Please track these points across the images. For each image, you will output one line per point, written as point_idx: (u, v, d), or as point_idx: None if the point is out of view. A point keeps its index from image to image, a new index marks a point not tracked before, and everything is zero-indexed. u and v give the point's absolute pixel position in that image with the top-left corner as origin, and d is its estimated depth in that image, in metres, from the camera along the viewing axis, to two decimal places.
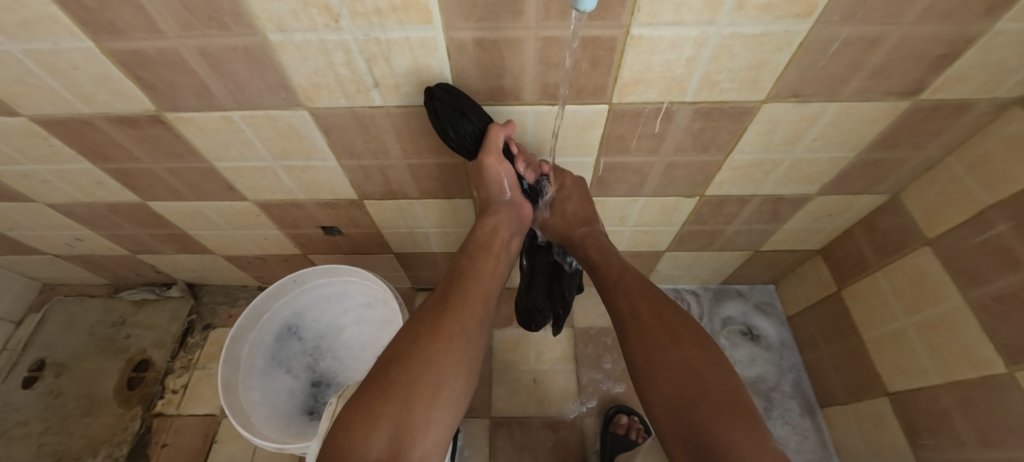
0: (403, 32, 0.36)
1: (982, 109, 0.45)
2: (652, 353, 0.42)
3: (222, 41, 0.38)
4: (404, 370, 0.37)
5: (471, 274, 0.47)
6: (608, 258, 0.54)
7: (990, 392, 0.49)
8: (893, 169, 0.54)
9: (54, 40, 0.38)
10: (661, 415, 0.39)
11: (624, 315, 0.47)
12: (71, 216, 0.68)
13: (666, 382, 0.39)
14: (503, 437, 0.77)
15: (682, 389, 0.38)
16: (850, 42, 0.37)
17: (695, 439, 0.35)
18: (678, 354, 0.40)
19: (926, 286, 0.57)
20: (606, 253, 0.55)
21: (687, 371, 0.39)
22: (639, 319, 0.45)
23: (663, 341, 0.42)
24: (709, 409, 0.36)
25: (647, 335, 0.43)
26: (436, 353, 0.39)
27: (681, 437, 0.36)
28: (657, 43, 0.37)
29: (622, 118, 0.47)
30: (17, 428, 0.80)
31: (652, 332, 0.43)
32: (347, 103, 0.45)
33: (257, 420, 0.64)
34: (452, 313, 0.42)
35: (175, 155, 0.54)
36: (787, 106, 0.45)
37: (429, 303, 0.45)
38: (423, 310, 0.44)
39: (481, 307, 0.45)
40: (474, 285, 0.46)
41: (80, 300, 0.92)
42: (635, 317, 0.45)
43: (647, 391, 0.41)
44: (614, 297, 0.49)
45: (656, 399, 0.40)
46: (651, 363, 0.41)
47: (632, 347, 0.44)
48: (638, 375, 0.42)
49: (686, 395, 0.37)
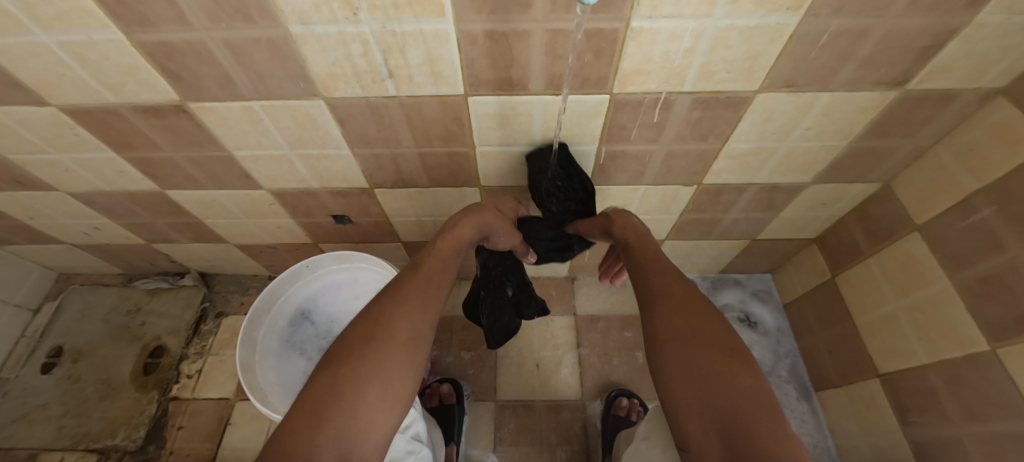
0: (418, 25, 0.39)
1: (967, 99, 0.47)
2: (684, 328, 0.41)
3: (247, 33, 0.40)
4: (356, 368, 0.37)
5: (428, 271, 0.48)
6: (644, 245, 0.52)
7: (974, 369, 0.51)
8: (884, 158, 0.57)
9: (88, 32, 0.40)
10: (683, 388, 0.38)
11: (655, 292, 0.46)
12: (90, 205, 0.70)
13: (695, 355, 0.39)
14: (507, 419, 0.80)
15: (711, 364, 0.37)
16: (838, 34, 0.40)
17: (719, 413, 0.34)
18: (709, 334, 0.40)
19: (916, 270, 0.59)
20: (641, 234, 0.54)
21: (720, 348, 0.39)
22: (672, 298, 0.44)
23: (698, 323, 0.41)
24: (742, 386, 0.35)
25: (677, 310, 0.43)
26: (383, 358, 0.39)
27: (702, 410, 0.36)
28: (657, 35, 0.39)
29: (624, 107, 0.49)
30: (37, 411, 0.82)
31: (682, 309, 0.43)
32: (363, 92, 0.47)
33: (275, 399, 0.67)
34: (404, 311, 0.43)
35: (195, 143, 0.56)
36: (781, 95, 0.47)
37: (386, 297, 0.45)
38: (377, 304, 0.44)
39: (427, 301, 0.45)
40: (420, 282, 0.47)
41: (96, 289, 0.95)
42: (669, 294, 0.45)
43: (666, 365, 0.40)
44: (648, 278, 0.48)
45: (680, 375, 0.38)
46: (681, 336, 0.40)
47: (657, 323, 0.43)
48: (661, 348, 0.41)
49: (716, 366, 0.37)
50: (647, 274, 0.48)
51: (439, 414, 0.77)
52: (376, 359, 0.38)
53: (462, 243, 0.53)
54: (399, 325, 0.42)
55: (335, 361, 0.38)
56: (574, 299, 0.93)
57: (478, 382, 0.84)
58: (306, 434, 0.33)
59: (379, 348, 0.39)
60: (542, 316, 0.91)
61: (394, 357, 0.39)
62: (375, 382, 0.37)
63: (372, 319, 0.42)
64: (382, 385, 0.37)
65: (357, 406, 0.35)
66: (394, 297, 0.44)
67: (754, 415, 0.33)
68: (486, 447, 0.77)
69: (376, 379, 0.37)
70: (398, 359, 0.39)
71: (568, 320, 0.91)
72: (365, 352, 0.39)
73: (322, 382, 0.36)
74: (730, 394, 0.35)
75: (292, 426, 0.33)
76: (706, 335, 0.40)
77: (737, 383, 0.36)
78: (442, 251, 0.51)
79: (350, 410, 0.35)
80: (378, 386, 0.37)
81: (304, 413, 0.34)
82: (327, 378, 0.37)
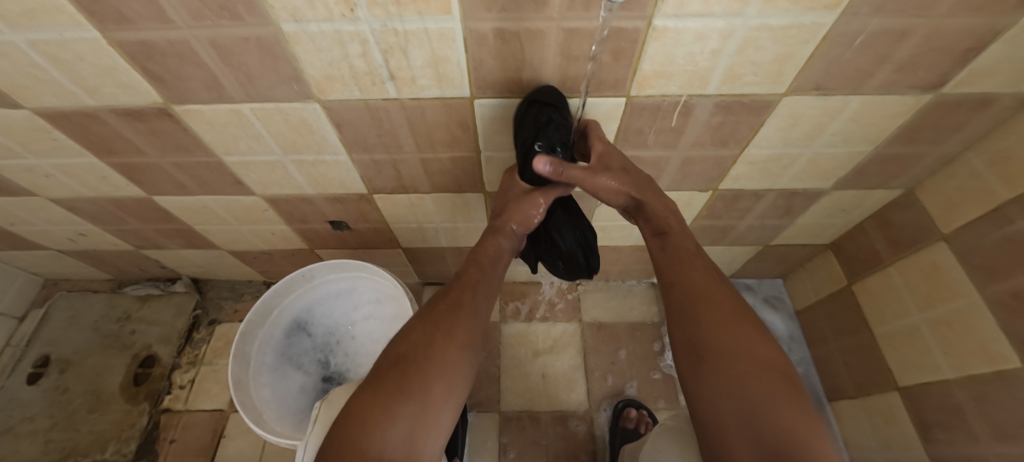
0: (422, 23, 0.35)
1: (1005, 103, 0.44)
2: (732, 338, 0.38)
3: (234, 32, 0.36)
4: (423, 369, 0.39)
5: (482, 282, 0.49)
6: (681, 233, 0.47)
7: (1005, 387, 0.49)
8: (911, 164, 0.54)
9: (59, 30, 0.36)
10: (727, 405, 0.35)
11: (698, 293, 0.42)
12: (74, 211, 0.66)
13: (744, 369, 0.36)
14: (512, 432, 0.78)
15: (761, 383, 0.35)
16: (877, 35, 0.37)
17: (768, 435, 0.32)
18: (760, 349, 0.37)
19: (941, 282, 0.57)
20: (680, 223, 0.48)
21: (769, 366, 0.36)
22: (717, 304, 0.41)
23: (743, 334, 0.38)
24: (792, 409, 0.33)
25: (726, 320, 0.39)
26: (445, 361, 0.41)
27: (745, 428, 0.34)
28: (682, 35, 0.36)
29: (641, 112, 0.46)
30: (24, 424, 0.79)
31: (731, 319, 0.39)
32: (361, 95, 0.44)
33: (269, 418, 0.64)
34: (462, 322, 0.44)
35: (182, 148, 0.53)
36: (809, 100, 0.44)
37: (441, 305, 0.45)
38: (436, 310, 0.45)
39: (482, 312, 0.47)
40: (481, 300, 0.48)
41: (83, 296, 0.91)
42: (716, 299, 0.41)
43: (711, 377, 0.37)
44: (690, 274, 0.43)
45: (725, 388, 0.36)
46: (729, 346, 0.37)
47: (700, 328, 0.40)
48: (709, 356, 0.38)
49: (767, 386, 0.34)
50: (687, 273, 0.44)
51: None
52: (439, 363, 0.40)
53: (501, 252, 0.53)
54: (452, 333, 0.43)
55: (402, 362, 0.40)
56: (579, 306, 0.91)
57: (482, 392, 0.82)
58: (368, 428, 0.35)
59: (440, 352, 0.41)
60: (547, 323, 0.89)
61: (452, 362, 0.41)
62: (440, 384, 0.39)
63: (432, 326, 0.43)
64: (444, 391, 0.40)
65: (424, 400, 0.38)
66: (448, 307, 0.45)
67: (810, 445, 0.31)
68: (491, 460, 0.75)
69: (441, 381, 0.40)
70: (460, 364, 0.42)
71: (573, 327, 0.88)
72: (429, 358, 0.40)
73: (393, 383, 0.38)
74: (779, 418, 0.32)
75: (361, 419, 0.36)
76: (754, 349, 0.37)
77: (788, 407, 0.33)
78: (482, 262, 0.51)
79: (412, 409, 0.37)
80: (443, 385, 0.40)
81: (373, 410, 0.36)
82: (393, 380, 0.38)
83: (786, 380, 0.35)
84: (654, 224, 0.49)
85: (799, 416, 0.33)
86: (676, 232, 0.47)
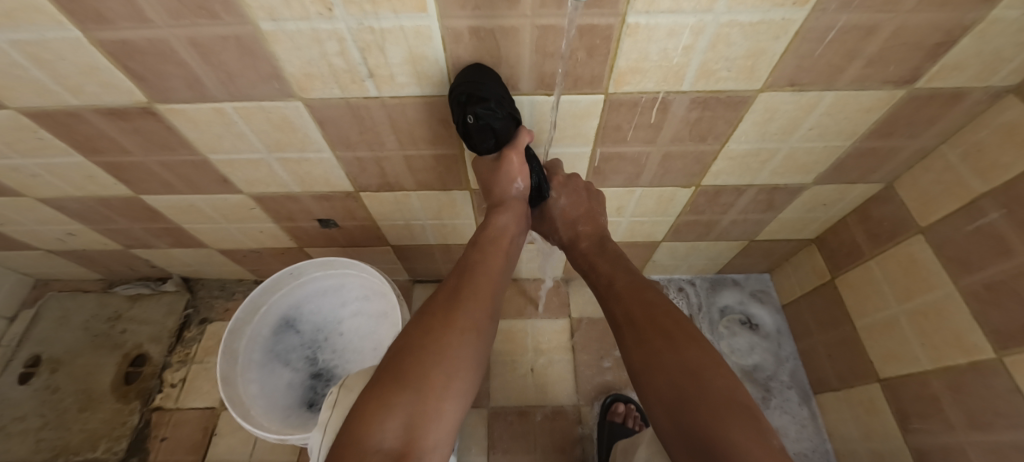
0: (397, 21, 0.36)
1: (977, 97, 0.45)
2: (651, 353, 0.39)
3: (213, 30, 0.37)
4: (420, 357, 0.38)
5: (486, 266, 0.47)
6: (602, 264, 0.52)
7: (979, 376, 0.50)
8: (888, 158, 0.55)
9: (39, 30, 0.37)
10: (662, 418, 0.36)
11: (621, 318, 0.43)
12: (62, 211, 0.67)
13: (664, 384, 0.36)
14: (500, 427, 0.78)
15: (679, 392, 0.35)
16: (846, 31, 0.37)
17: (696, 441, 0.32)
18: (678, 356, 0.37)
19: (920, 274, 0.57)
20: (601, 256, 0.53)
21: (687, 371, 0.36)
22: (635, 327, 0.41)
23: (655, 347, 0.39)
24: (706, 410, 0.33)
25: (646, 338, 0.40)
26: (444, 347, 0.39)
27: (680, 440, 0.34)
28: (654, 31, 0.37)
29: (619, 108, 0.47)
30: (15, 423, 0.80)
31: (645, 337, 0.40)
32: (342, 93, 0.44)
33: (257, 413, 0.64)
34: (462, 306, 0.42)
35: (167, 147, 0.53)
36: (784, 95, 0.45)
37: (440, 294, 0.44)
38: (433, 302, 0.43)
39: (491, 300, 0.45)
40: (483, 281, 0.45)
41: (74, 296, 0.92)
42: (633, 320, 0.42)
43: (646, 397, 0.38)
44: (611, 304, 0.45)
45: (654, 402, 0.37)
46: (648, 364, 0.38)
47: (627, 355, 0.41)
48: (637, 382, 0.39)
49: (684, 394, 0.35)
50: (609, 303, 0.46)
51: None
52: (433, 349, 0.38)
53: (508, 229, 0.50)
54: (450, 318, 0.41)
55: (400, 355, 0.39)
56: (568, 302, 0.91)
57: None
58: (365, 423, 0.34)
59: (439, 339, 0.39)
60: (536, 319, 0.89)
61: (453, 346, 0.39)
62: (438, 370, 0.37)
63: (428, 316, 0.42)
64: (444, 375, 0.37)
65: (422, 387, 0.36)
66: (445, 295, 0.44)
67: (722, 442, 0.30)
68: (480, 454, 0.76)
69: (439, 365, 0.38)
70: (461, 349, 0.39)
71: (562, 323, 0.89)
72: (425, 347, 0.39)
73: (390, 374, 0.37)
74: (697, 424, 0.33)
75: (361, 412, 0.35)
76: (672, 359, 0.37)
77: (702, 412, 0.33)
78: (485, 246, 0.49)
79: (411, 401, 0.35)
80: (442, 371, 0.38)
81: (371, 403, 0.35)
82: (391, 373, 0.37)
83: (705, 381, 0.35)
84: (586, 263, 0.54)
85: (717, 416, 0.32)
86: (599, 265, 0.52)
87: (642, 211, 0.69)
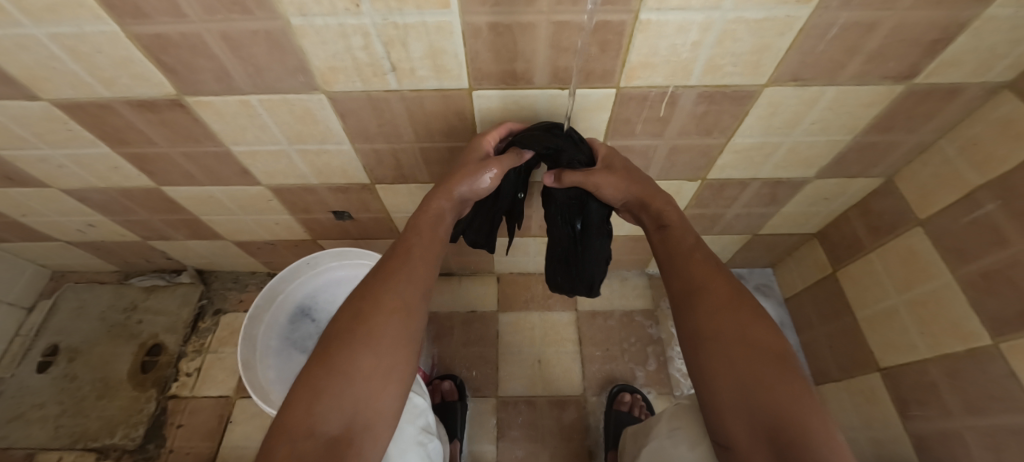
0: (420, 17, 0.37)
1: (974, 93, 0.46)
2: (727, 327, 0.38)
3: (244, 25, 0.39)
4: (344, 341, 0.36)
5: (412, 248, 0.43)
6: (681, 226, 0.46)
7: (975, 362, 0.51)
8: (888, 152, 0.57)
9: (79, 24, 0.39)
10: (727, 390, 0.36)
11: (694, 285, 0.42)
12: (84, 202, 0.69)
13: (739, 359, 0.36)
14: (509, 415, 0.80)
15: (758, 369, 0.35)
16: (848, 27, 0.39)
17: (766, 418, 0.33)
18: (755, 336, 0.37)
19: (918, 265, 0.59)
20: (680, 216, 0.47)
21: (766, 351, 0.36)
22: (711, 296, 0.40)
23: (738, 320, 0.38)
24: (789, 389, 0.34)
25: (721, 310, 0.39)
26: (370, 329, 0.37)
27: (745, 413, 0.35)
28: (664, 27, 0.39)
29: (629, 101, 0.49)
30: (34, 410, 0.82)
31: (724, 308, 0.40)
32: (363, 86, 0.46)
33: (276, 397, 0.67)
34: (391, 287, 0.40)
35: (192, 139, 0.55)
36: (787, 89, 0.47)
37: (371, 274, 0.42)
38: (362, 284, 0.41)
39: (415, 273, 0.42)
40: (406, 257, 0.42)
41: (91, 287, 0.94)
42: (709, 290, 0.41)
43: (710, 367, 0.38)
44: (688, 269, 0.43)
45: (724, 374, 0.37)
46: (722, 337, 0.38)
47: (698, 320, 0.40)
48: (705, 348, 0.39)
49: (761, 372, 0.35)
50: (683, 264, 0.44)
51: (441, 412, 0.77)
52: (363, 331, 0.36)
53: (443, 214, 0.47)
54: (378, 297, 0.39)
55: (329, 339, 0.36)
56: (575, 294, 0.93)
57: (480, 378, 0.84)
58: (294, 411, 0.32)
59: (367, 322, 0.37)
60: (543, 311, 0.91)
61: (379, 327, 0.37)
62: (365, 351, 0.35)
63: (358, 298, 0.39)
64: (371, 352, 0.35)
65: (348, 371, 0.34)
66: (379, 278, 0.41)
67: (802, 423, 0.31)
68: (489, 441, 0.78)
69: (365, 349, 0.35)
70: (387, 328, 0.37)
71: (569, 315, 0.91)
72: (354, 328, 0.37)
73: (317, 362, 0.35)
74: (776, 401, 0.33)
75: (292, 398, 0.33)
76: (749, 338, 0.37)
77: (781, 392, 0.34)
78: (421, 227, 0.45)
79: (343, 390, 0.33)
80: (369, 353, 0.35)
81: (301, 390, 0.33)
82: (317, 359, 0.35)
83: (788, 366, 0.35)
84: (655, 219, 0.48)
85: (795, 398, 0.33)
86: (676, 225, 0.46)
87: None
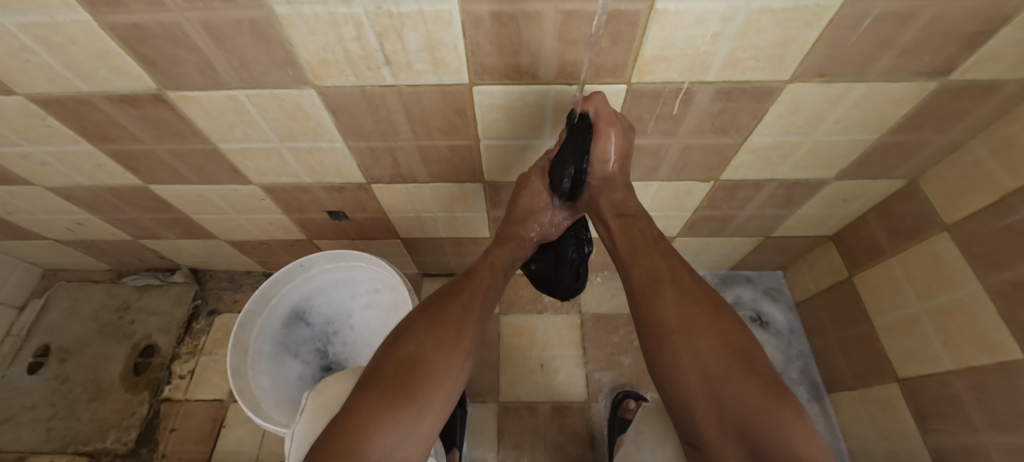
0: (417, 5, 0.34)
1: (1012, 90, 0.43)
2: (693, 320, 0.38)
3: (227, 14, 0.35)
4: (424, 369, 0.41)
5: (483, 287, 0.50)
6: (641, 221, 0.49)
7: (1004, 377, 0.49)
8: (913, 153, 0.53)
9: (49, 13, 0.35)
10: (694, 385, 0.35)
11: (658, 277, 0.42)
12: (70, 200, 0.66)
13: (707, 353, 0.36)
14: (510, 422, 0.78)
15: (727, 362, 0.35)
16: (883, 18, 0.35)
17: (736, 413, 0.33)
18: (722, 329, 0.37)
19: (942, 272, 0.56)
20: (640, 209, 0.50)
21: (731, 345, 0.36)
22: (679, 286, 0.41)
23: (706, 314, 0.38)
24: (758, 383, 0.34)
25: (687, 301, 0.39)
26: (439, 361, 0.42)
27: (714, 409, 0.34)
28: (682, 17, 0.35)
29: (641, 98, 0.46)
30: (24, 412, 0.80)
31: (691, 299, 0.40)
32: (356, 81, 0.43)
33: (267, 406, 0.66)
34: (464, 321, 0.45)
35: (178, 135, 0.52)
36: (812, 86, 0.43)
37: (449, 303, 0.47)
38: (445, 313, 0.46)
39: (484, 316, 0.48)
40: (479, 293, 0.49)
41: (83, 286, 0.92)
42: (675, 282, 0.41)
43: (675, 363, 0.37)
44: (651, 259, 0.44)
45: (690, 366, 0.36)
46: (690, 329, 0.37)
47: (663, 310, 0.39)
48: (670, 338, 0.38)
49: (732, 365, 0.35)
50: (649, 257, 0.44)
51: None
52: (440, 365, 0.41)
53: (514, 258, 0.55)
54: (457, 336, 0.44)
55: (407, 363, 0.41)
56: (579, 296, 0.91)
57: (480, 383, 0.82)
58: (366, 431, 0.36)
59: (440, 354, 0.42)
60: (545, 313, 0.89)
61: (452, 368, 0.42)
62: (432, 388, 0.40)
63: (435, 327, 0.44)
64: (443, 393, 0.41)
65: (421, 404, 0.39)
66: (457, 311, 0.46)
67: (772, 416, 0.31)
68: (489, 449, 0.76)
69: (438, 385, 0.41)
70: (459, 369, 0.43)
71: (571, 318, 0.88)
72: (429, 360, 0.41)
73: (387, 385, 0.39)
74: (747, 394, 0.33)
75: (358, 418, 0.37)
76: (713, 331, 0.37)
77: (751, 385, 0.33)
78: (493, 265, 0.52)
79: (404, 418, 0.38)
80: (436, 386, 0.41)
81: (371, 410, 0.37)
82: (387, 380, 0.39)
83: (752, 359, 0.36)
84: (617, 207, 0.49)
85: (764, 391, 0.33)
86: (637, 215, 0.49)
87: (656, 206, 0.68)
